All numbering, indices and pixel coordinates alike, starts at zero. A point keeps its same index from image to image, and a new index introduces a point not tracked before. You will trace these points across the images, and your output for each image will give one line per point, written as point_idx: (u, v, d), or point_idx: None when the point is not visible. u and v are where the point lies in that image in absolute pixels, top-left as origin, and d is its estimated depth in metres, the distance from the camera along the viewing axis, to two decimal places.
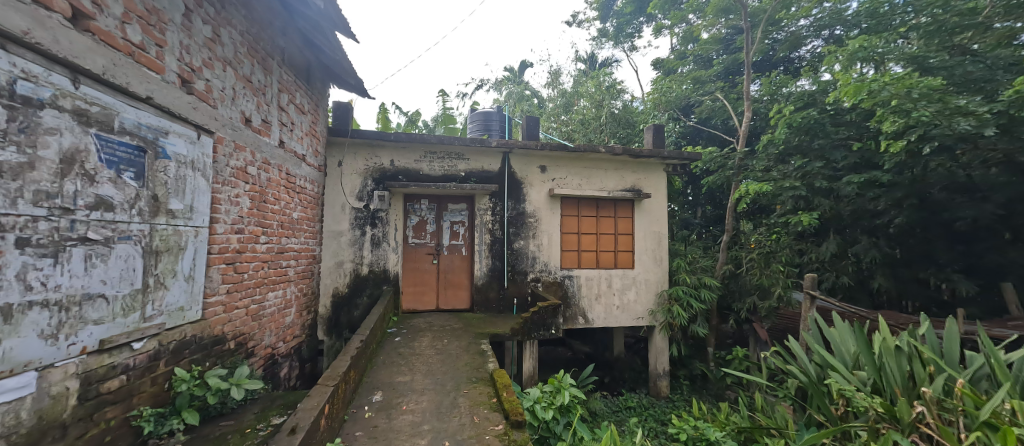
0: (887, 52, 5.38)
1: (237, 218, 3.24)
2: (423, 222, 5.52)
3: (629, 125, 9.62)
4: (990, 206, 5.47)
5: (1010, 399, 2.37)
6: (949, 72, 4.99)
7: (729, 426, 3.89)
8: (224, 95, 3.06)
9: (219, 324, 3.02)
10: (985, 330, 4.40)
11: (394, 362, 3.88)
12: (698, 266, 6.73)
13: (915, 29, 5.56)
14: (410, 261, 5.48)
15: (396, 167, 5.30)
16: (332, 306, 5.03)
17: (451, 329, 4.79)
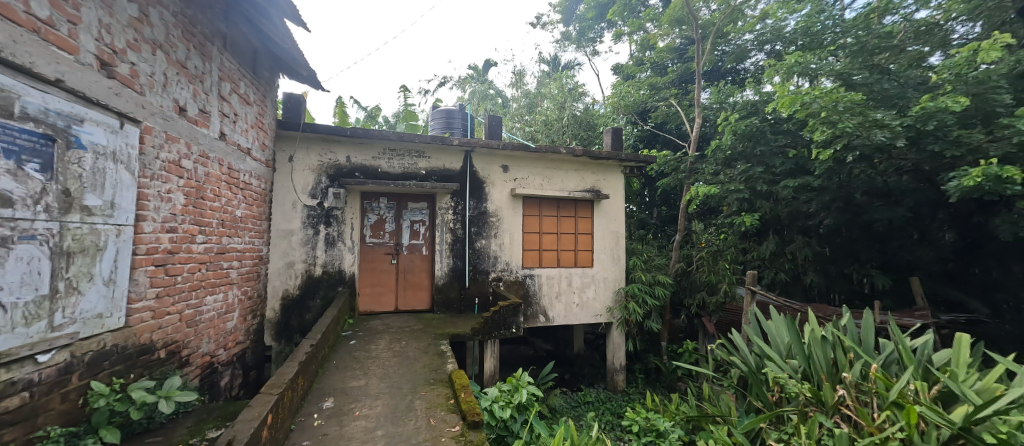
0: (820, 68, 5.85)
1: (169, 215, 3.03)
2: (382, 221, 5.39)
3: (590, 127, 9.87)
4: (904, 209, 6.08)
5: (914, 381, 2.66)
6: (870, 88, 5.46)
7: (679, 415, 4.12)
8: (153, 81, 2.84)
9: (146, 332, 2.81)
10: (897, 320, 4.89)
11: (348, 367, 3.77)
12: (653, 265, 7.03)
13: (842, 48, 6.10)
14: (368, 261, 5.33)
15: (353, 163, 5.14)
16: (283, 309, 4.81)
17: (411, 331, 4.72)
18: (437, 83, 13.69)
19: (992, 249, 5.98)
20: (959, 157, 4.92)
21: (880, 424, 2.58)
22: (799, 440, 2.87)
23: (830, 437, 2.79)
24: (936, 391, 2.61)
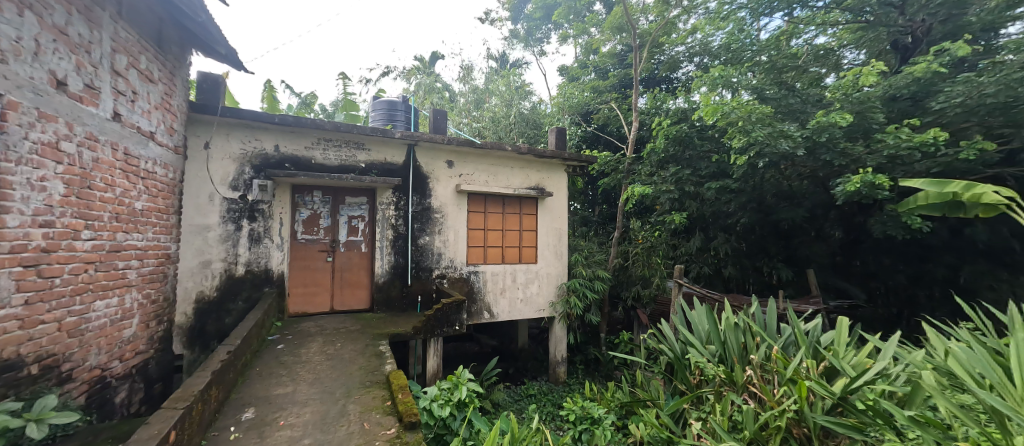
0: (740, 81, 6.42)
1: (43, 207, 2.66)
2: (316, 216, 5.12)
3: (536, 126, 10.07)
4: (805, 210, 6.88)
5: (806, 359, 3.06)
6: (778, 102, 6.09)
7: (614, 402, 4.38)
8: (19, 48, 2.48)
9: (11, 346, 2.46)
10: (795, 307, 5.56)
11: (273, 373, 3.55)
12: (593, 260, 7.34)
13: (758, 65, 6.78)
14: (300, 260, 5.04)
15: (282, 153, 4.82)
16: (198, 312, 4.40)
17: (346, 332, 4.55)
18: (380, 73, 13.18)
19: (872, 245, 6.97)
20: (845, 167, 5.67)
21: (778, 399, 2.95)
22: (715, 417, 3.19)
23: (739, 413, 3.13)
24: (823, 367, 3.02)
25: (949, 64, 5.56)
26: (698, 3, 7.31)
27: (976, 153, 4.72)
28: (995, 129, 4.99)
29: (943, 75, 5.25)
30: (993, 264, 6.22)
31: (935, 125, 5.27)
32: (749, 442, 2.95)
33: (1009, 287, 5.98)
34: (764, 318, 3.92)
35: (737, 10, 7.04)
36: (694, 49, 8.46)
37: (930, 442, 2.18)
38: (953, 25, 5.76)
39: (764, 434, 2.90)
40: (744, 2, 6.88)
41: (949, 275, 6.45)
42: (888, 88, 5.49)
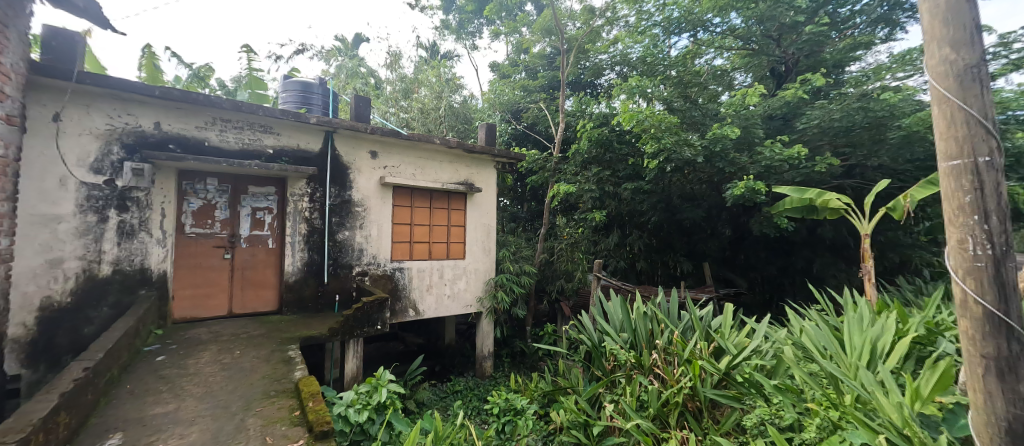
0: (653, 92, 7.03)
1: None
2: (210, 208, 4.65)
3: (466, 121, 10.00)
4: (704, 211, 7.74)
5: (699, 341, 3.50)
6: (685, 113, 6.75)
7: (537, 392, 4.57)
8: None
9: None
10: (693, 295, 6.26)
11: (150, 390, 3.14)
12: (521, 255, 7.53)
13: (668, 80, 7.47)
14: (188, 257, 4.55)
15: (163, 132, 4.24)
16: (45, 323, 3.69)
17: (247, 337, 4.18)
18: (294, 50, 12.08)
19: (755, 242, 8.04)
20: (735, 174, 6.46)
21: (677, 377, 3.34)
22: (625, 398, 3.52)
23: (645, 393, 3.50)
24: (713, 348, 3.47)
25: (811, 92, 6.67)
26: (620, 15, 7.86)
27: (826, 167, 5.71)
28: (840, 147, 6.07)
29: (805, 100, 6.28)
30: (836, 257, 7.59)
31: (799, 142, 6.27)
32: (653, 417, 3.33)
33: (847, 275, 7.35)
34: (668, 306, 4.37)
35: (653, 27, 7.85)
36: (615, 59, 9.02)
37: (788, 405, 2.70)
38: (814, 60, 7.07)
39: (665, 410, 3.29)
40: (658, 20, 7.73)
41: (809, 267, 7.71)
42: (768, 108, 6.40)
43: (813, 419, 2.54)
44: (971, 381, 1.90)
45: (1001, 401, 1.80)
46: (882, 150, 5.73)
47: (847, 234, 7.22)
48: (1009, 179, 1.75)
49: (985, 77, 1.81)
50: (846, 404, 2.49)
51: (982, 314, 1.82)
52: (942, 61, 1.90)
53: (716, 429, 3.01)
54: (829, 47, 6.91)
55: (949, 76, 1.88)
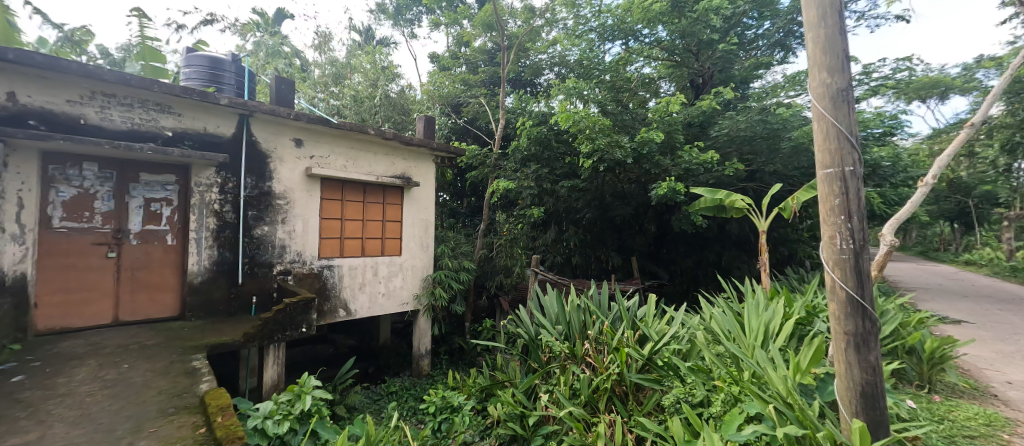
0: (589, 95, 7.37)
1: None
2: (89, 198, 4.01)
3: (404, 112, 9.67)
4: (632, 209, 8.27)
5: (626, 330, 3.78)
6: (618, 116, 7.13)
7: (475, 387, 4.59)
8: None
9: None
10: (622, 287, 6.67)
11: (4, 418, 2.64)
12: (460, 251, 7.48)
13: (602, 84, 7.86)
14: (58, 256, 3.89)
15: (22, 106, 3.52)
16: None
17: (138, 349, 3.70)
18: (204, 21, 10.78)
19: (676, 238, 8.78)
20: (660, 175, 6.95)
21: (606, 365, 3.58)
22: (559, 388, 3.70)
23: (578, 381, 3.70)
24: (638, 335, 3.77)
25: (722, 103, 7.46)
26: (559, 18, 8.19)
27: (733, 171, 6.39)
28: (744, 155, 6.82)
29: (717, 110, 6.96)
30: (741, 251, 8.54)
31: (713, 148, 6.91)
32: (585, 404, 3.53)
33: (749, 267, 8.31)
34: (600, 297, 4.61)
35: (589, 32, 8.32)
36: (555, 60, 9.32)
37: (699, 384, 3.05)
38: (725, 76, 7.97)
39: (595, 396, 3.51)
40: (594, 26, 8.17)
41: (719, 260, 8.57)
42: (688, 116, 7.00)
43: (719, 395, 2.90)
44: (835, 350, 2.45)
45: (857, 369, 2.35)
46: (776, 158, 6.54)
47: (749, 230, 8.14)
48: (863, 182, 2.37)
49: (851, 102, 2.42)
50: (745, 379, 2.88)
51: (845, 297, 2.38)
52: (825, 85, 2.48)
53: (640, 410, 3.28)
54: (737, 65, 7.76)
55: (829, 98, 2.46)
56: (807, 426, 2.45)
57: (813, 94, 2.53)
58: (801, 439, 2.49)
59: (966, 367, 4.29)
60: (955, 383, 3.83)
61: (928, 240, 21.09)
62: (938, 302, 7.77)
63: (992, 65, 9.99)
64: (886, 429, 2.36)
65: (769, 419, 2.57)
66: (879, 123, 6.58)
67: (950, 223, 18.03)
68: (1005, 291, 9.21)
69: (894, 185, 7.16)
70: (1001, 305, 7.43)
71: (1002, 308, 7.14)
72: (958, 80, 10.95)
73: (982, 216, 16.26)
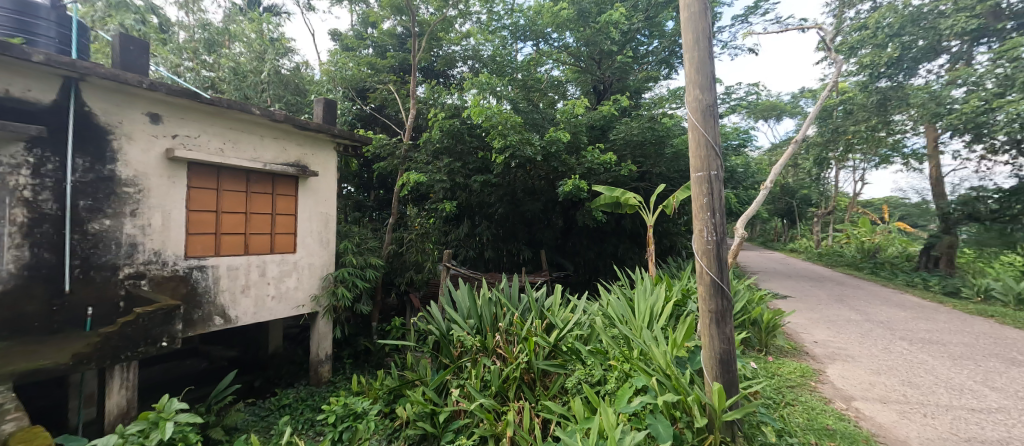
0: (502, 92, 7.46)
1: None
2: None
3: (298, 93, 8.65)
4: (540, 205, 8.63)
5: (535, 320, 3.98)
6: (529, 114, 7.38)
7: (382, 390, 4.34)
8: None
9: None
10: (531, 279, 6.93)
11: None
12: (366, 247, 6.88)
13: (514, 81, 7.99)
14: None
15: None
16: None
17: None
18: None
19: (580, 231, 9.45)
20: (567, 173, 7.39)
21: (515, 354, 3.72)
22: (470, 381, 3.73)
23: (488, 373, 3.77)
24: (545, 324, 3.98)
25: (619, 110, 8.22)
26: (472, 11, 8.13)
27: (628, 171, 7.08)
28: (636, 158, 7.61)
29: (614, 115, 7.64)
30: (633, 243, 9.51)
31: (612, 150, 7.58)
32: (495, 394, 3.62)
33: (638, 258, 9.31)
34: (511, 289, 4.74)
35: (502, 29, 8.65)
36: (467, 53, 9.15)
37: (597, 365, 3.37)
38: (622, 86, 8.83)
39: (505, 386, 3.62)
40: (507, 23, 8.59)
41: (615, 252, 9.42)
42: (591, 119, 7.54)
43: (613, 372, 3.24)
44: (703, 326, 2.90)
45: (718, 341, 2.83)
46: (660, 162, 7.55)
47: (640, 226, 9.10)
48: (724, 184, 2.86)
49: (716, 117, 2.89)
50: (634, 357, 3.26)
51: (709, 281, 2.84)
52: (699, 100, 2.90)
53: (546, 394, 3.48)
54: (632, 76, 8.66)
55: (701, 112, 2.89)
56: (680, 392, 2.89)
57: (689, 107, 2.95)
58: (676, 403, 2.92)
59: (791, 332, 5.46)
60: (783, 346, 4.84)
61: (764, 231, 26.08)
62: (775, 282, 9.65)
63: (810, 96, 12.71)
64: (736, 388, 2.88)
65: (652, 389, 2.95)
66: (737, 136, 7.84)
67: (780, 219, 22.52)
68: (816, 272, 11.86)
69: (745, 188, 8.66)
70: (813, 283, 9.54)
71: (811, 285, 9.19)
72: (788, 105, 13.69)
73: (800, 213, 20.66)
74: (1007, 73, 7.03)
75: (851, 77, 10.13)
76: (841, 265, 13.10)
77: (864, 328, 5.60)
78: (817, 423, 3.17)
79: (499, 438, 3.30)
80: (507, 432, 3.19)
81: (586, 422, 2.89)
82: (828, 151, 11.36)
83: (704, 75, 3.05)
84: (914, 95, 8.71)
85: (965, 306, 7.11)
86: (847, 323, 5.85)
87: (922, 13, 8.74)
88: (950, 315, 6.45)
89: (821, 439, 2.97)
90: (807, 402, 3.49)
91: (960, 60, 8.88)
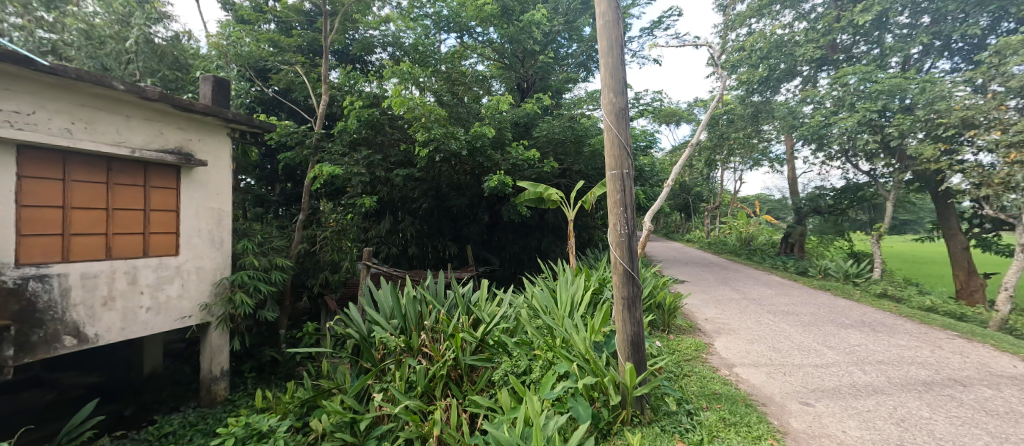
0: (424, 83, 7.30)
1: None
2: None
3: (179, 68, 7.35)
4: (465, 199, 8.57)
5: (461, 315, 3.97)
6: (453, 108, 7.29)
7: (292, 403, 3.96)
8: None
9: None
10: (456, 274, 6.85)
11: None
12: (270, 247, 5.86)
13: (437, 74, 7.69)
14: None
15: None
16: None
17: None
18: None
19: (505, 226, 9.59)
20: (491, 168, 7.43)
21: (442, 352, 3.67)
22: (394, 384, 3.59)
23: (413, 373, 3.66)
24: (471, 320, 3.99)
25: (542, 108, 8.49)
26: None
27: (550, 168, 7.36)
28: (557, 155, 7.98)
29: (536, 114, 7.89)
30: (555, 237, 9.92)
31: (534, 146, 7.86)
32: (420, 395, 3.53)
33: (558, 251, 9.77)
34: (436, 286, 4.65)
35: (424, 17, 8.45)
36: (387, 39, 8.57)
37: (522, 356, 3.48)
38: (543, 85, 9.14)
39: (431, 385, 3.54)
40: (429, 12, 8.39)
41: (539, 246, 9.75)
42: (516, 116, 7.70)
43: (538, 361, 3.38)
44: (617, 312, 3.16)
45: (630, 324, 3.11)
46: (577, 160, 8.05)
47: (560, 220, 9.53)
48: (634, 182, 3.13)
49: (628, 119, 3.14)
50: (557, 345, 3.43)
51: (623, 270, 3.09)
52: (613, 103, 3.14)
53: (474, 389, 3.51)
54: (553, 77, 9.02)
55: (615, 114, 3.12)
56: (598, 374, 3.13)
57: (604, 109, 3.17)
58: (594, 385, 3.15)
59: (688, 312, 6.22)
60: (681, 324, 5.48)
61: (665, 224, 29.09)
62: (675, 269, 10.87)
63: (702, 106, 14.49)
64: (645, 365, 3.20)
65: (574, 374, 3.14)
66: (644, 138, 8.58)
67: (678, 213, 25.40)
68: (705, 259, 13.68)
69: (650, 186, 9.57)
70: (705, 269, 10.96)
71: (702, 270, 10.53)
72: (685, 112, 15.45)
73: (694, 208, 23.48)
74: (840, 95, 8.80)
75: (732, 91, 11.79)
76: (725, 252, 15.23)
77: (742, 305, 6.61)
78: (707, 389, 3.68)
79: (426, 438, 3.22)
80: (434, 432, 3.12)
81: (513, 412, 2.96)
82: (715, 154, 13.10)
83: (618, 80, 3.29)
84: (777, 109, 10.47)
85: (812, 282, 8.81)
86: (731, 302, 6.86)
87: (783, 41, 10.51)
88: (803, 291, 7.90)
89: (710, 402, 3.44)
90: (700, 372, 4.01)
91: (809, 83, 10.89)
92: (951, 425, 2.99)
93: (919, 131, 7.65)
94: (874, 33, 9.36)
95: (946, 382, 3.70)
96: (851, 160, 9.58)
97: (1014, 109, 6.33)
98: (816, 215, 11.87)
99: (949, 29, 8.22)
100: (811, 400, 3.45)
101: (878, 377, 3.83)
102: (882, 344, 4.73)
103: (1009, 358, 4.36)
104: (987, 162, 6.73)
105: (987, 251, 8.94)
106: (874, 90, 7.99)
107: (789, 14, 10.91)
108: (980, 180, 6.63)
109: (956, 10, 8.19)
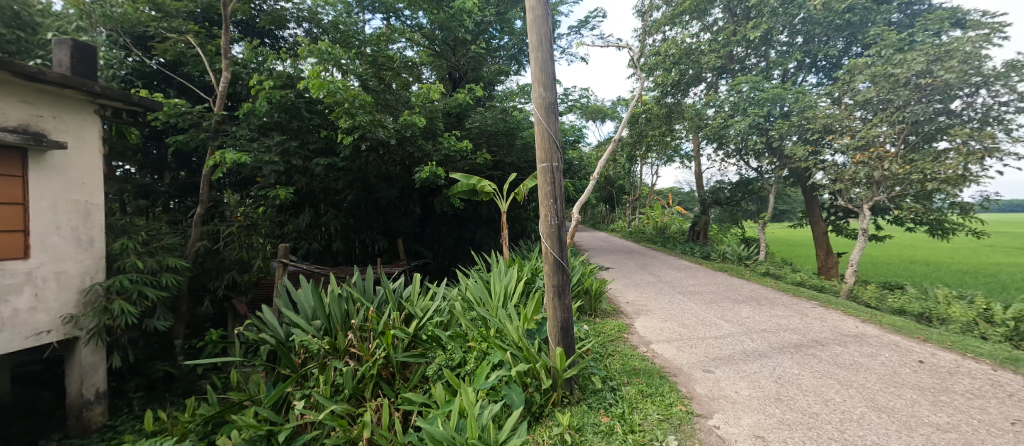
0: (347, 65, 6.76)
1: None
2: None
3: (24, 25, 5.93)
4: (394, 190, 8.19)
5: (392, 312, 3.81)
6: (380, 94, 6.89)
7: (193, 421, 3.50)
8: None
9: None
10: (386, 269, 6.55)
11: None
12: (159, 245, 5.04)
13: (362, 57, 7.18)
14: None
15: None
16: None
17: None
18: None
19: (438, 219, 9.42)
20: (422, 158, 7.21)
21: (371, 351, 3.49)
22: (319, 389, 3.34)
23: (340, 376, 3.43)
24: (402, 315, 3.85)
25: (473, 99, 8.38)
26: None
27: (482, 159, 7.34)
28: (489, 147, 7.99)
29: (468, 105, 7.77)
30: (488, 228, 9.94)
31: (467, 137, 7.80)
32: (348, 398, 3.31)
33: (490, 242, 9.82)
34: (364, 282, 4.40)
35: None
36: (302, 14, 7.73)
37: (456, 348, 3.46)
38: (473, 75, 9.02)
39: (360, 387, 3.34)
40: None
41: (472, 237, 9.72)
42: (447, 105, 7.51)
43: (472, 353, 3.39)
44: (548, 299, 3.27)
45: (560, 311, 3.24)
46: (508, 152, 8.12)
47: (491, 211, 9.57)
48: (563, 175, 3.25)
49: (558, 112, 3.24)
50: (491, 336, 3.47)
51: (554, 260, 3.21)
52: (543, 98, 3.20)
53: (406, 386, 3.41)
54: (484, 67, 8.98)
55: (545, 108, 3.20)
56: (530, 360, 3.21)
57: (535, 103, 3.23)
58: (527, 371, 3.23)
59: (613, 296, 6.70)
60: (606, 308, 5.88)
61: (592, 215, 30.68)
62: (599, 256, 11.60)
63: (623, 104, 15.49)
64: (574, 349, 3.36)
65: (507, 363, 3.19)
66: (573, 133, 8.93)
67: (603, 204, 27.00)
68: (624, 246, 14.78)
69: (578, 178, 10.04)
70: (625, 255, 11.84)
71: (623, 257, 11.36)
72: (609, 110, 16.43)
73: (617, 200, 25.13)
74: (735, 101, 10.00)
75: (649, 92, 12.76)
76: (643, 239, 16.59)
77: (660, 288, 7.28)
78: (628, 365, 4.01)
79: (356, 441, 3.06)
80: (363, 434, 2.96)
81: (447, 405, 2.93)
82: (635, 149, 14.07)
83: (548, 75, 3.35)
84: (687, 111, 11.62)
85: (714, 265, 10.00)
86: (651, 285, 7.53)
87: (692, 49, 11.63)
88: (707, 273, 8.94)
89: (630, 378, 3.75)
90: (622, 351, 4.36)
91: (711, 88, 12.19)
92: (814, 377, 3.65)
93: (795, 134, 9.08)
94: (762, 47, 10.73)
95: (811, 343, 4.49)
96: (744, 158, 11.02)
97: (859, 119, 7.74)
98: (716, 206, 13.41)
99: (817, 50, 9.82)
100: (711, 368, 3.93)
101: (762, 343, 4.52)
102: (767, 315, 5.57)
103: (855, 320, 5.41)
104: (840, 162, 8.18)
105: (839, 235, 10.90)
106: (761, 98, 9.25)
107: (696, 25, 12.05)
108: (835, 176, 8.05)
109: (822, 34, 9.78)
